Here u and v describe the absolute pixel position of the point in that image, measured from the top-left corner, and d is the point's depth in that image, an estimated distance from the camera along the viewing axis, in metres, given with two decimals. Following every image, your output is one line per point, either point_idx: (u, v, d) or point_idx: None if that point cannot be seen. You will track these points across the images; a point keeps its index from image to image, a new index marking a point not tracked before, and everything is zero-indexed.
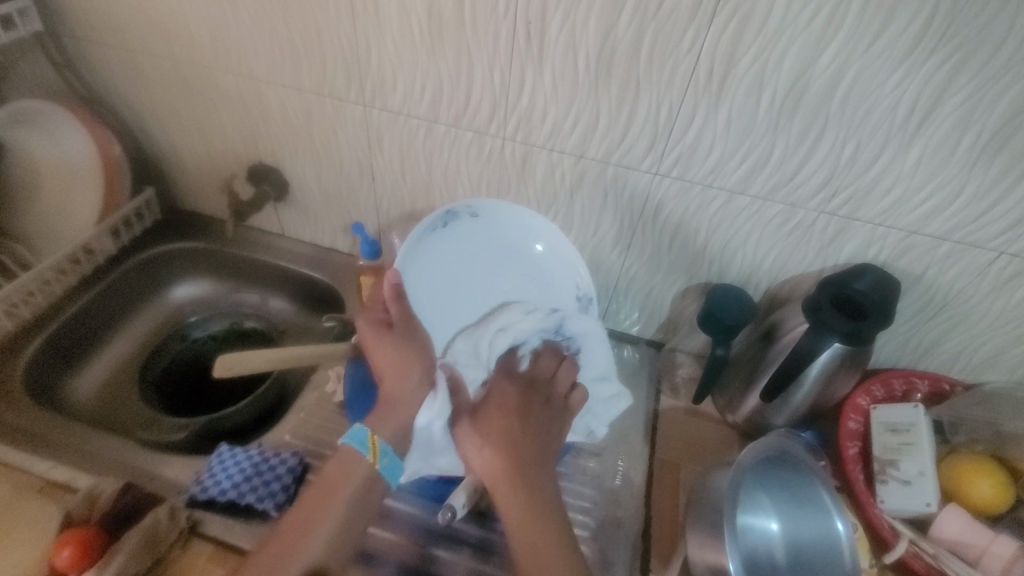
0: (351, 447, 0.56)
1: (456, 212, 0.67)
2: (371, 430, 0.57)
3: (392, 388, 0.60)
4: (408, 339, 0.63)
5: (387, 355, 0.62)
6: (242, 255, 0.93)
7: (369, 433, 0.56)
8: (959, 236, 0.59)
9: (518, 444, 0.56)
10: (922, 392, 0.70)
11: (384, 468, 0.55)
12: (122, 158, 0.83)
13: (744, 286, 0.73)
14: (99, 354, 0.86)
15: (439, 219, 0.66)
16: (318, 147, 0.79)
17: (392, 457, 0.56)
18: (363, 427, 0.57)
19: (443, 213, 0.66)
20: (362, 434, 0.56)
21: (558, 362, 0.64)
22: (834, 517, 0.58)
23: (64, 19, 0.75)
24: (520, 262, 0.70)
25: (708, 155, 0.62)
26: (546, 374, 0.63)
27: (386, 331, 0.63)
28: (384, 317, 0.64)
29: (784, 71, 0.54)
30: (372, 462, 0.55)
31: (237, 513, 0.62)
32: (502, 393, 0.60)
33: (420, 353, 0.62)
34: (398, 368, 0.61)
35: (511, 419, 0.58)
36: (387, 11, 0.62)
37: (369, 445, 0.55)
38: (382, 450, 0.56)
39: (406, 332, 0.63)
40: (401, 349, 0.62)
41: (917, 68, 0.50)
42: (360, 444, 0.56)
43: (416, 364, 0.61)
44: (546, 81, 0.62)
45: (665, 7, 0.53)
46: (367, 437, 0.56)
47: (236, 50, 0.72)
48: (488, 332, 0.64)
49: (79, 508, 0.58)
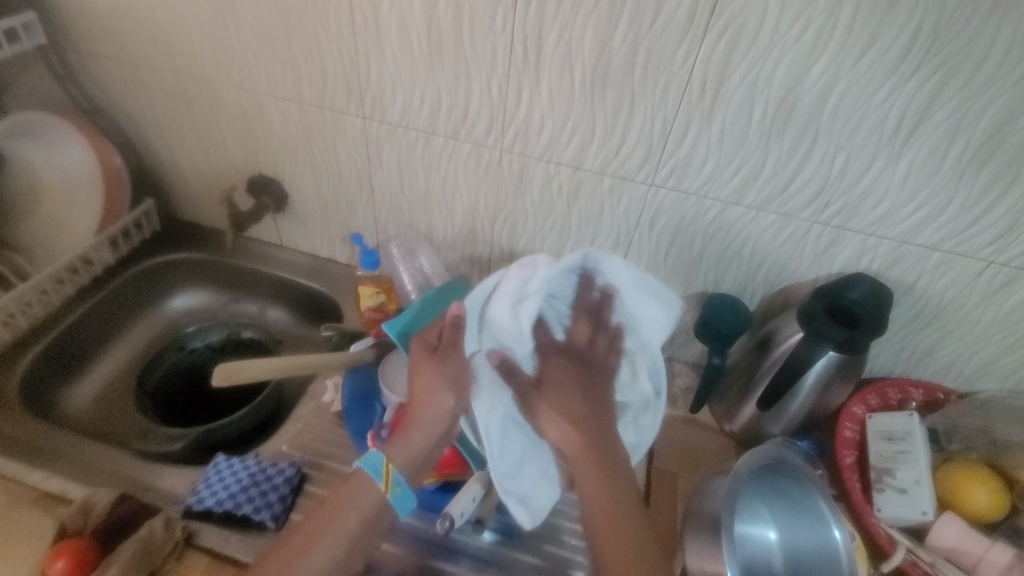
0: (364, 474, 0.54)
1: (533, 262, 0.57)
2: (386, 456, 0.55)
3: (416, 413, 0.57)
4: (450, 361, 0.58)
5: (422, 378, 0.58)
6: (242, 265, 0.93)
7: (384, 459, 0.54)
8: (948, 246, 0.60)
9: (585, 413, 0.57)
10: (916, 401, 0.70)
11: (396, 498, 0.54)
12: (123, 169, 0.84)
13: (740, 294, 0.74)
14: (95, 364, 0.86)
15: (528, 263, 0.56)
16: (318, 159, 0.80)
17: (405, 487, 0.54)
18: (377, 452, 0.55)
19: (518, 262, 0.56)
20: (377, 459, 0.54)
21: (592, 324, 0.59)
22: (831, 524, 0.58)
23: (69, 33, 0.76)
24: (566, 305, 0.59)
25: (702, 166, 0.63)
26: (588, 340, 0.59)
27: (430, 356, 0.59)
28: (434, 342, 0.61)
29: (774, 86, 0.55)
30: (383, 492, 0.53)
31: (233, 524, 0.62)
32: (558, 363, 0.59)
33: (455, 384, 0.57)
34: (428, 396, 0.57)
35: (574, 392, 0.58)
36: (387, 27, 0.63)
37: (384, 473, 0.54)
38: (395, 479, 0.54)
39: (448, 358, 0.58)
40: (438, 373, 0.58)
41: (903, 84, 0.52)
42: (373, 470, 0.54)
43: (447, 397, 0.57)
44: (542, 95, 0.63)
45: (658, 23, 0.54)
46: (381, 464, 0.54)
47: (238, 64, 0.73)
48: (507, 307, 0.54)
49: (74, 519, 0.57)
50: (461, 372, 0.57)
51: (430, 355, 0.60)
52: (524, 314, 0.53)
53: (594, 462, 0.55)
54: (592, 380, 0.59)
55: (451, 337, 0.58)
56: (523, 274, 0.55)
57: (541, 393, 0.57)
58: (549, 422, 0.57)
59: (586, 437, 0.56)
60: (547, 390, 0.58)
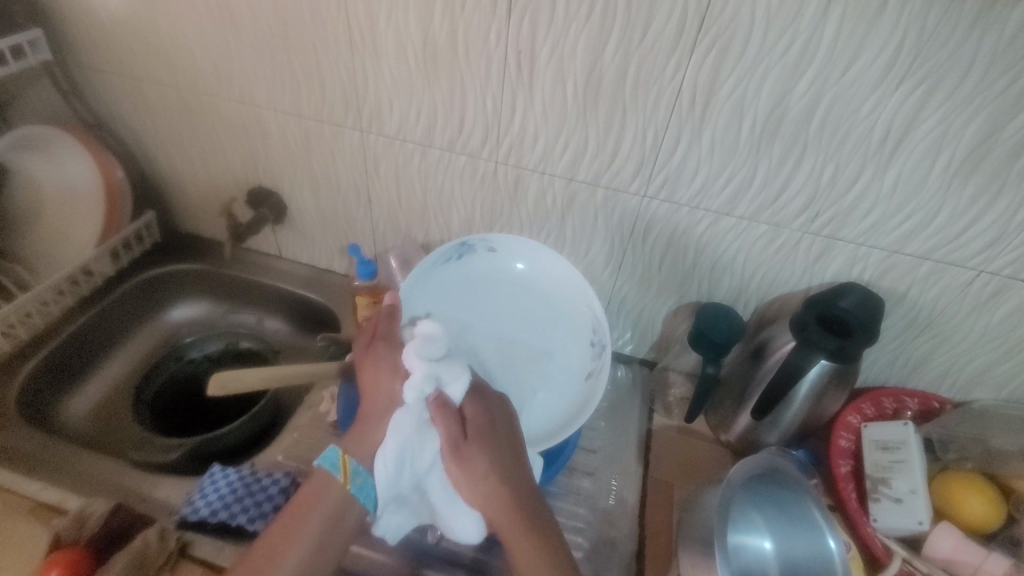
0: (323, 471, 0.53)
1: (473, 245, 0.73)
2: (343, 450, 0.54)
3: (370, 407, 0.57)
4: (385, 355, 0.59)
5: (368, 372, 0.59)
6: (240, 276, 0.94)
7: (340, 453, 0.54)
8: (938, 255, 0.61)
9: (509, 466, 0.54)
10: (912, 411, 0.71)
11: (356, 490, 0.53)
12: (129, 193, 0.85)
13: (734, 303, 0.75)
14: (92, 376, 0.86)
15: (456, 250, 0.72)
16: (316, 172, 0.81)
17: (364, 477, 0.53)
18: (335, 448, 0.55)
19: (459, 245, 0.72)
20: (335, 454, 0.54)
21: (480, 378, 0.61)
22: (826, 535, 0.57)
23: (74, 49, 0.78)
24: (518, 288, 0.74)
25: (694, 177, 0.64)
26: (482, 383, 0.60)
27: (365, 350, 0.60)
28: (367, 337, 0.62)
29: (762, 99, 0.56)
30: (343, 484, 0.52)
31: (226, 534, 0.61)
32: (471, 404, 0.56)
33: (398, 368, 0.57)
34: (376, 386, 0.58)
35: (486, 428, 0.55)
36: (383, 41, 0.64)
37: (341, 465, 0.53)
38: (353, 470, 0.53)
39: (384, 345, 0.60)
40: (378, 365, 0.58)
41: (889, 95, 0.53)
42: (332, 465, 0.53)
43: (394, 383, 0.57)
44: (536, 106, 0.64)
45: (648, 37, 0.56)
46: (339, 458, 0.54)
47: (238, 78, 0.74)
48: (423, 362, 0.55)
49: (68, 529, 0.57)
50: (398, 360, 0.58)
51: (367, 350, 0.61)
52: (439, 370, 0.55)
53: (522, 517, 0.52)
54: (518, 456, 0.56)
55: (386, 329, 0.62)
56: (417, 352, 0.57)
57: (467, 441, 0.54)
58: (470, 475, 0.53)
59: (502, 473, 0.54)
60: (472, 433, 0.54)
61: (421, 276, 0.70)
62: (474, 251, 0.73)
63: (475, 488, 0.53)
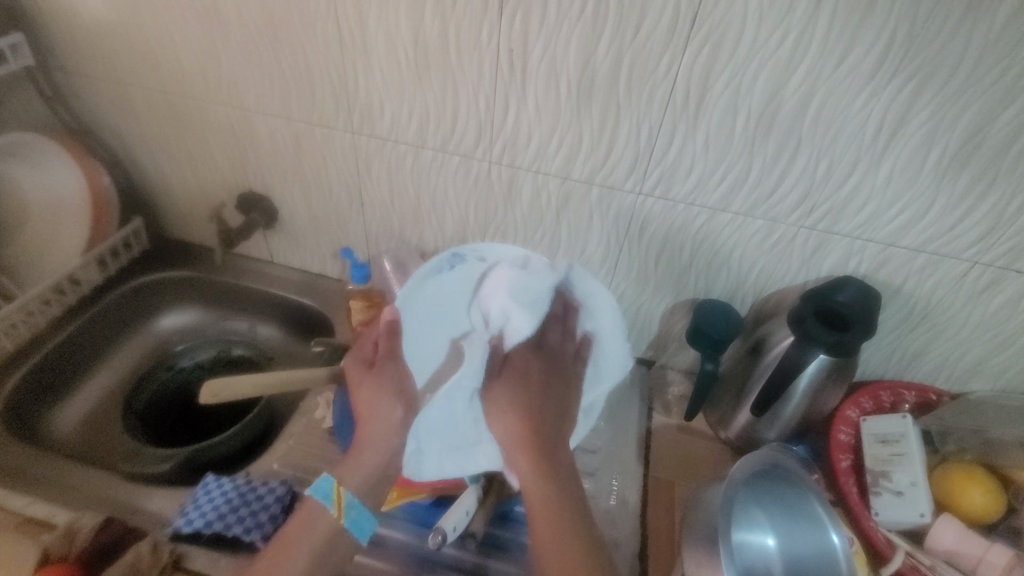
0: (315, 500, 0.55)
1: (464, 255, 0.57)
2: (336, 480, 0.55)
3: (366, 433, 0.56)
4: (388, 375, 0.56)
5: (367, 395, 0.57)
6: (231, 282, 0.93)
7: (334, 484, 0.55)
8: (932, 248, 0.61)
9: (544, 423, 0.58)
10: (910, 403, 0.71)
11: (351, 522, 0.55)
12: (116, 201, 0.85)
13: (731, 300, 0.74)
14: (80, 387, 0.84)
15: (445, 261, 0.56)
16: (307, 175, 0.80)
17: (358, 510, 0.55)
18: (329, 478, 0.56)
19: (449, 255, 0.56)
20: (328, 484, 0.55)
21: (563, 327, 0.61)
22: (829, 530, 0.57)
23: (56, 51, 0.76)
24: None
25: (688, 175, 0.64)
26: (558, 342, 0.60)
27: (366, 371, 0.58)
28: (369, 356, 0.59)
29: (757, 93, 0.56)
30: (337, 517, 0.54)
31: (222, 547, 0.60)
32: (525, 351, 0.59)
33: (404, 395, 0.57)
34: (374, 411, 0.56)
35: (527, 381, 0.59)
36: (374, 42, 0.64)
37: (334, 497, 0.54)
38: (347, 504, 0.54)
39: (386, 370, 0.56)
40: (380, 388, 0.56)
41: (880, 91, 0.53)
42: (323, 496, 0.55)
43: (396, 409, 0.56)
44: (529, 103, 0.63)
45: (641, 33, 0.55)
46: (332, 489, 0.55)
47: (225, 81, 0.73)
48: (505, 298, 0.55)
49: (57, 545, 0.56)
50: (405, 381, 0.57)
51: (369, 369, 0.58)
52: (514, 310, 0.55)
53: (548, 486, 0.56)
54: (556, 383, 0.59)
55: (388, 346, 0.56)
56: (523, 276, 0.55)
57: (500, 375, 0.59)
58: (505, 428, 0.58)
59: (533, 436, 0.57)
60: (505, 372, 0.59)
61: (410, 294, 0.55)
62: (467, 262, 0.57)
63: (509, 448, 0.57)
